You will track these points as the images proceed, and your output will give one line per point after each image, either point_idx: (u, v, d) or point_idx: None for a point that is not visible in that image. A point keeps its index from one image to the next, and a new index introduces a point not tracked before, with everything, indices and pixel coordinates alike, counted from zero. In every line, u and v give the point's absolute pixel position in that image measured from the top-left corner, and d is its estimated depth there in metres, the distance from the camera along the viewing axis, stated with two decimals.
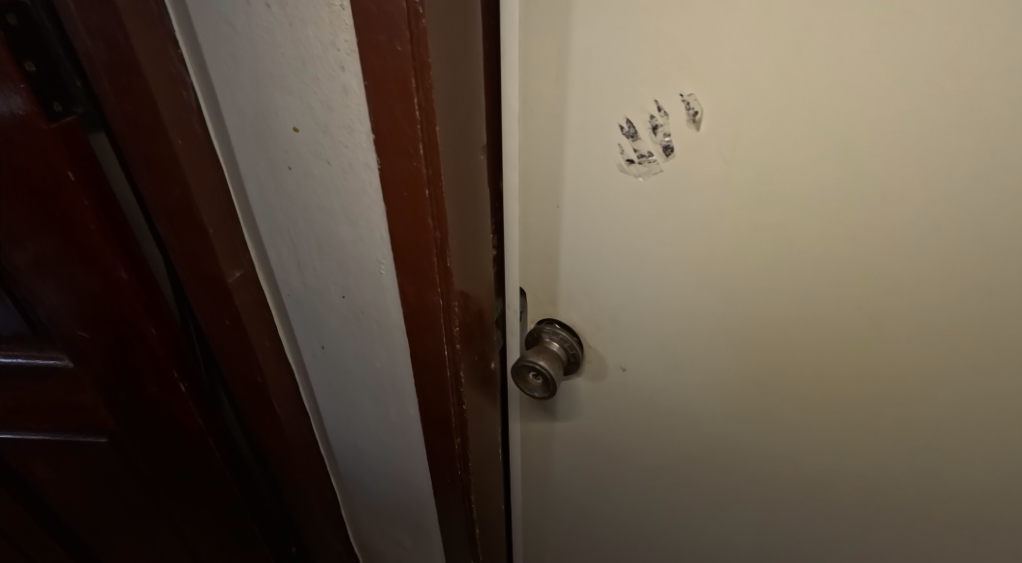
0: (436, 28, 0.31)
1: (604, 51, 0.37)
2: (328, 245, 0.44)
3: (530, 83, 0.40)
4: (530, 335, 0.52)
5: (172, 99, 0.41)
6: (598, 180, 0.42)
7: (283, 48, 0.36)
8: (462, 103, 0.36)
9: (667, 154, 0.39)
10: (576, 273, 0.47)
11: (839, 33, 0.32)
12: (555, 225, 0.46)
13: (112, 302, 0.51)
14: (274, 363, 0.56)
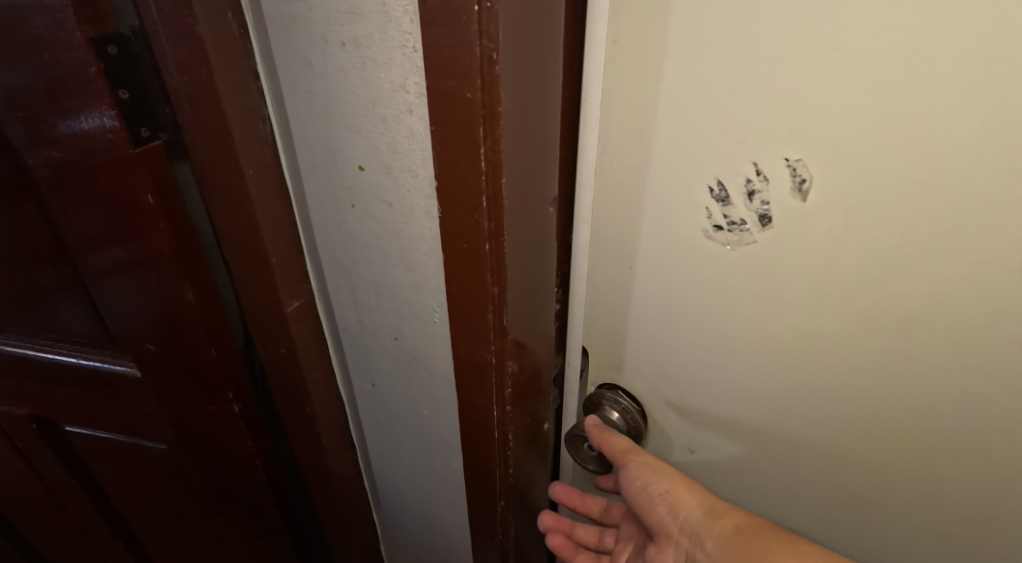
0: (510, 76, 0.29)
1: (697, 107, 0.34)
2: (385, 287, 0.43)
3: (609, 138, 0.37)
4: (588, 400, 0.48)
5: (247, 131, 0.41)
6: (680, 240, 0.38)
7: (354, 87, 0.35)
8: (533, 154, 0.33)
9: (763, 224, 0.35)
10: (646, 339, 0.43)
11: (989, 96, 0.27)
12: (627, 286, 0.42)
13: (177, 320, 0.51)
14: (324, 395, 0.55)
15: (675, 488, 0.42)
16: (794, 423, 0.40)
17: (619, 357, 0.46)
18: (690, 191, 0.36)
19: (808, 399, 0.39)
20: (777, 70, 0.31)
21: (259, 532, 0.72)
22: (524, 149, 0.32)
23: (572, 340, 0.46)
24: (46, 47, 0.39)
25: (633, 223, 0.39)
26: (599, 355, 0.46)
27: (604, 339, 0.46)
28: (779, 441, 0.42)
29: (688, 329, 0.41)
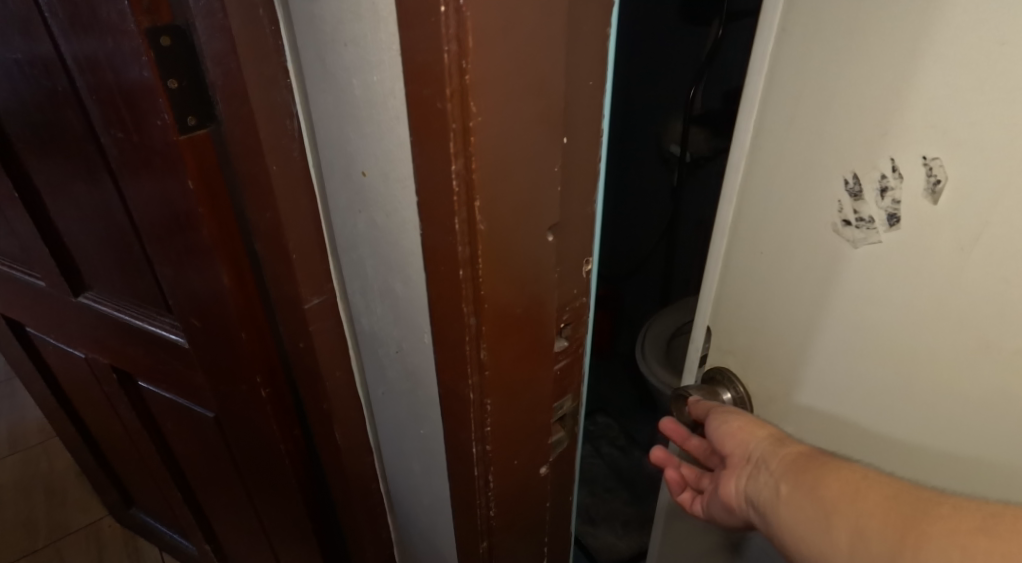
0: (488, 88, 0.25)
1: (851, 75, 0.29)
2: (387, 297, 0.41)
3: (772, 97, 0.33)
4: (706, 371, 0.44)
5: (274, 126, 0.41)
6: (810, 226, 0.34)
7: (355, 89, 0.33)
8: (531, 180, 0.29)
9: (892, 224, 0.30)
10: (761, 340, 0.39)
11: None
12: (754, 273, 0.38)
13: (215, 301, 0.53)
14: (341, 393, 0.55)
15: (747, 425, 0.37)
16: (924, 451, 0.32)
17: (744, 359, 0.41)
18: (825, 176, 0.32)
19: (953, 421, 0.31)
20: (948, 22, 0.26)
21: (286, 513, 0.74)
22: (520, 169, 0.28)
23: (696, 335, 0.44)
24: (111, 35, 0.42)
25: (771, 203, 0.35)
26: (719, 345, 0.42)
27: (728, 332, 0.41)
28: (916, 461, 0.33)
29: (804, 330, 0.36)
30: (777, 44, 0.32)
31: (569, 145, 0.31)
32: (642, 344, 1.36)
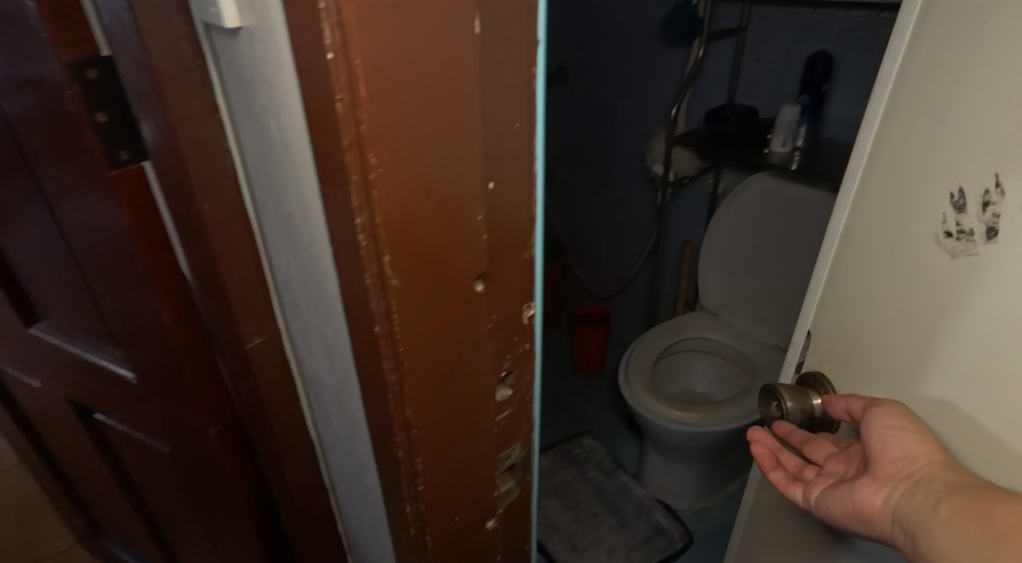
0: (388, 138, 0.23)
1: (958, 102, 0.35)
2: (323, 342, 0.39)
3: (896, 118, 0.40)
4: (803, 374, 0.51)
5: (205, 162, 0.39)
6: (916, 232, 0.39)
7: (273, 129, 0.31)
8: (452, 230, 0.28)
9: (991, 238, 0.34)
10: (861, 337, 0.44)
11: None
12: (857, 275, 0.44)
13: (159, 339, 0.51)
14: (291, 432, 0.53)
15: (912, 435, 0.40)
16: (1006, 440, 0.35)
17: (844, 355, 0.46)
18: (923, 192, 0.38)
19: None
20: None
21: (245, 550, 0.71)
22: (437, 222, 0.27)
23: (802, 320, 0.51)
24: (34, 65, 0.40)
25: (880, 214, 0.41)
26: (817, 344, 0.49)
27: (828, 331, 0.48)
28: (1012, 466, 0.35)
29: (908, 331, 0.41)
30: (899, 78, 0.39)
31: (499, 190, 0.30)
32: (626, 368, 1.37)
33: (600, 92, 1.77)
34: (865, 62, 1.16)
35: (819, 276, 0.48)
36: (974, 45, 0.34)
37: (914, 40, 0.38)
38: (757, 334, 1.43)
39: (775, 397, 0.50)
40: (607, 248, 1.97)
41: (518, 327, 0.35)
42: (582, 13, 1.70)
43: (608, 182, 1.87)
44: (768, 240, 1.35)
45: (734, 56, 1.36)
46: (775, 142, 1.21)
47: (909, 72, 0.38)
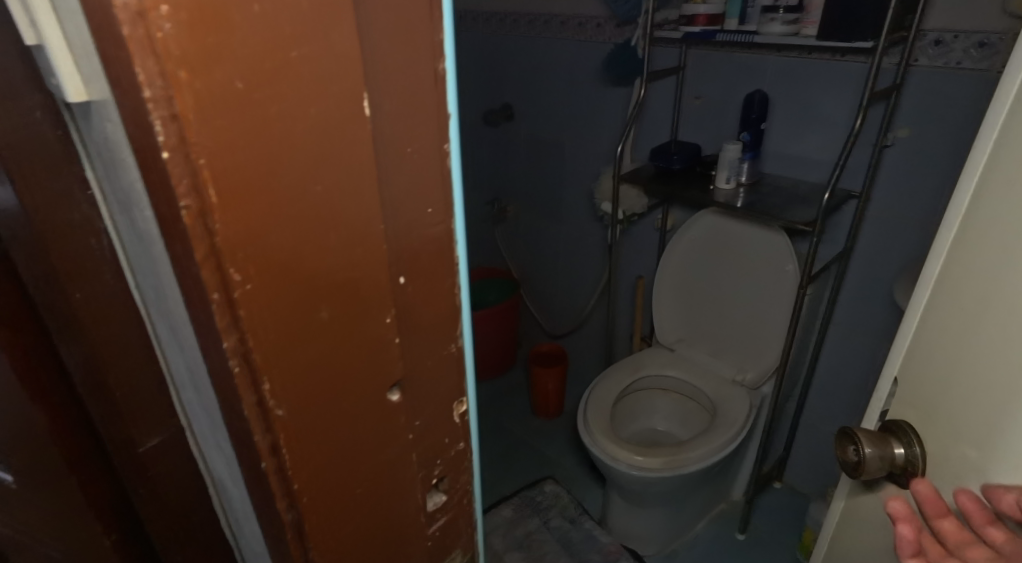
0: (255, 261, 0.23)
1: None
2: (212, 444, 0.37)
3: (991, 181, 0.43)
4: (886, 421, 0.54)
5: (76, 249, 0.35)
6: (1003, 281, 0.41)
7: (135, 219, 0.28)
8: (345, 346, 0.27)
9: None
10: (940, 382, 0.47)
11: None
12: (943, 326, 0.47)
13: (35, 443, 0.44)
14: (198, 527, 0.48)
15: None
16: None
17: (923, 402, 0.49)
18: (1003, 244, 0.41)
19: None
20: None
21: None
22: (321, 325, 0.26)
23: (891, 368, 0.54)
24: None
25: (973, 267, 0.44)
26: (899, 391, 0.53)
27: (913, 378, 0.51)
28: None
29: (990, 379, 0.42)
30: (992, 151, 0.44)
31: (407, 294, 0.28)
32: (586, 411, 1.32)
33: (547, 131, 1.77)
34: (799, 100, 1.20)
35: (908, 326, 0.52)
36: None
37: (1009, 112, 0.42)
38: (715, 368, 1.41)
39: (853, 441, 0.53)
40: (561, 285, 1.95)
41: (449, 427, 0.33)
42: (527, 54, 1.72)
43: (559, 220, 1.86)
44: (720, 274, 1.35)
45: (675, 93, 1.38)
46: (719, 179, 1.22)
47: (1002, 142, 0.43)
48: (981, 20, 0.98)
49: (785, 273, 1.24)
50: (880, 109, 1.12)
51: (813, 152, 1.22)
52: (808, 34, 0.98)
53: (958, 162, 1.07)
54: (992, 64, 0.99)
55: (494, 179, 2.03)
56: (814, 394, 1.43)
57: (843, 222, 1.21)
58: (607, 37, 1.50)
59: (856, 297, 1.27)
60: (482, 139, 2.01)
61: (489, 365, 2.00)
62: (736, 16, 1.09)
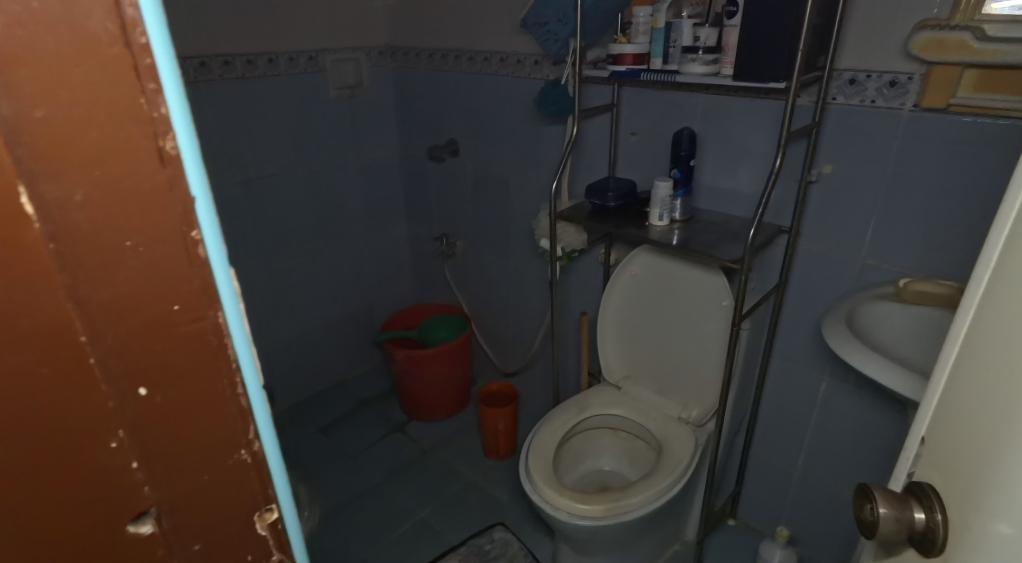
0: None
1: None
2: None
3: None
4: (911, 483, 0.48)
5: None
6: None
7: None
8: (97, 502, 0.31)
9: None
10: (967, 445, 0.41)
11: None
12: (973, 381, 0.41)
13: None
14: None
15: None
16: None
17: (949, 464, 0.43)
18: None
19: None
20: None
21: None
22: (49, 470, 0.29)
23: (918, 423, 0.49)
24: None
25: (1001, 313, 0.39)
26: (929, 453, 0.46)
27: (938, 437, 0.45)
28: None
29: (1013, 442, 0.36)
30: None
31: (170, 442, 0.32)
32: (527, 459, 1.28)
33: (491, 166, 1.76)
34: (727, 136, 1.23)
35: (942, 377, 0.47)
36: None
37: None
38: (660, 405, 1.38)
39: (870, 499, 0.49)
40: (510, 321, 1.92)
41: (251, 527, 0.38)
42: (469, 91, 1.72)
43: (507, 255, 1.83)
44: (661, 310, 1.34)
45: (611, 129, 1.39)
46: (653, 217, 1.22)
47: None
48: (888, 62, 1.04)
49: (721, 309, 1.23)
50: (802, 147, 1.17)
51: (744, 186, 1.24)
52: (728, 72, 1.08)
53: (879, 196, 1.12)
54: (903, 102, 1.05)
55: (441, 214, 2.00)
56: (761, 427, 1.42)
57: (776, 258, 1.26)
58: (544, 74, 1.50)
59: (794, 328, 1.29)
60: (429, 175, 1.98)
61: (439, 405, 1.94)
62: (660, 56, 1.18)
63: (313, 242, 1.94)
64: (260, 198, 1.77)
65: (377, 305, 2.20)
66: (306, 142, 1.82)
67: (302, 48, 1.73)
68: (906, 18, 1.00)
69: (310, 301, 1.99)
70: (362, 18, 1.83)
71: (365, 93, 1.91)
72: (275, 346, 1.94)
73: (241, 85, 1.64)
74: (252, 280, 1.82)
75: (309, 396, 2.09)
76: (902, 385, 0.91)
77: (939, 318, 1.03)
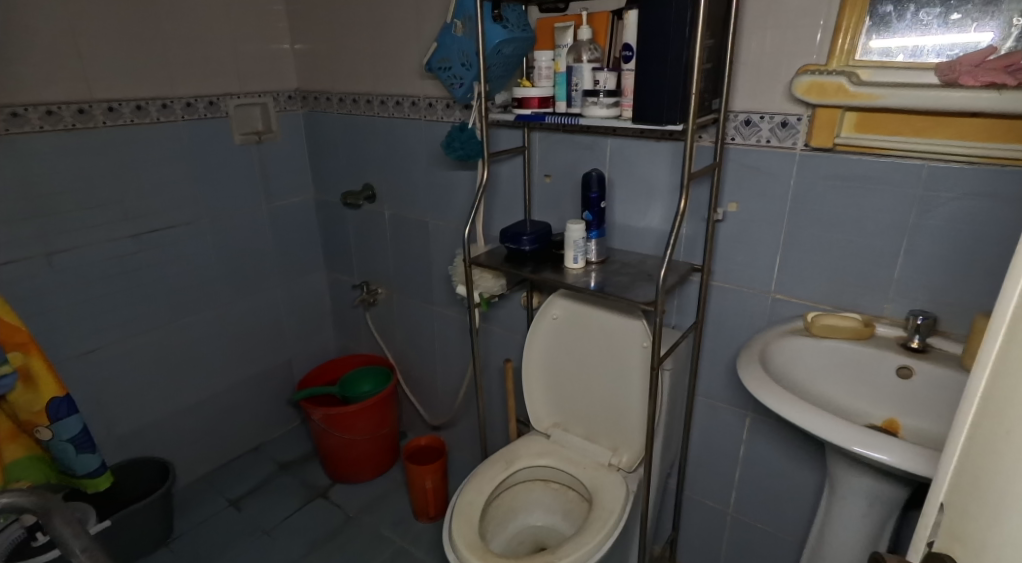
0: None
1: None
2: None
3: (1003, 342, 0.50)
4: (935, 550, 0.57)
5: None
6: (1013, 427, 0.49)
7: None
8: None
9: None
10: (983, 516, 0.51)
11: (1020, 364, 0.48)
12: (993, 465, 0.51)
13: None
14: None
15: None
16: None
17: (974, 534, 0.52)
18: None
19: None
20: None
21: None
22: None
23: (933, 496, 0.58)
24: None
25: (998, 410, 0.51)
26: (952, 519, 0.55)
27: (960, 511, 0.54)
28: None
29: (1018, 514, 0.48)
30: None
31: None
32: (450, 522, 1.20)
33: (408, 211, 1.70)
34: (635, 176, 1.23)
35: (950, 456, 0.56)
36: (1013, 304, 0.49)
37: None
38: (590, 452, 1.33)
39: None
40: (436, 370, 1.85)
41: None
42: (382, 136, 1.67)
43: (430, 302, 1.77)
44: (583, 353, 1.30)
45: (524, 172, 1.38)
46: (568, 259, 1.21)
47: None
48: (777, 104, 1.09)
49: (642, 350, 1.21)
50: (706, 187, 1.20)
51: (656, 224, 1.24)
52: (628, 114, 1.11)
53: (783, 231, 1.15)
54: (795, 142, 1.09)
55: (361, 261, 1.92)
56: (691, 466, 1.39)
57: (692, 296, 1.27)
58: (456, 117, 1.48)
59: (714, 363, 1.29)
60: (346, 221, 1.90)
61: (365, 465, 1.82)
62: (564, 99, 1.21)
63: (222, 295, 1.81)
64: (156, 252, 1.64)
65: (295, 361, 2.07)
66: (209, 191, 1.71)
67: (201, 93, 1.64)
68: (790, 64, 1.06)
69: (219, 361, 1.84)
70: (268, 61, 1.77)
71: (275, 139, 1.83)
72: (179, 412, 1.78)
73: (132, 132, 1.53)
74: (149, 342, 1.67)
75: (220, 465, 1.92)
76: (810, 422, 0.93)
77: (848, 350, 1.07)
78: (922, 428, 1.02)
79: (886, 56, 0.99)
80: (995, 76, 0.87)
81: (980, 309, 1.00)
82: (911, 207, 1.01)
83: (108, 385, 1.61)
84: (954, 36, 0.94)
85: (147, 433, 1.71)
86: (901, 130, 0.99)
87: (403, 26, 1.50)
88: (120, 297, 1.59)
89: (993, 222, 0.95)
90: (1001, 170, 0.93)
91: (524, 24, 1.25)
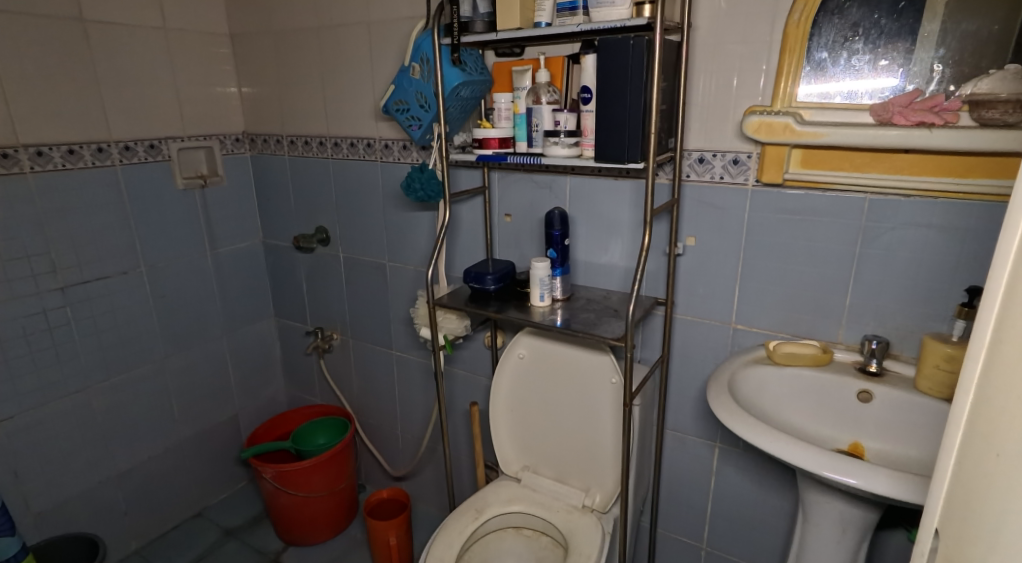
0: None
1: (1014, 360, 0.49)
2: None
3: (983, 371, 0.53)
4: None
5: None
6: (998, 454, 0.51)
7: None
8: None
9: None
10: (980, 543, 0.52)
11: (1003, 394, 0.50)
12: (984, 492, 0.52)
13: None
14: None
15: None
16: None
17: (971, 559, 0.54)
18: (1013, 423, 0.49)
19: None
20: None
21: None
22: None
23: (928, 522, 0.60)
24: None
25: (982, 436, 0.53)
26: (948, 546, 0.57)
27: (956, 537, 0.56)
28: None
29: (1012, 541, 0.49)
30: (997, 325, 0.51)
31: None
32: None
33: (364, 254, 1.66)
34: (596, 214, 1.25)
35: (940, 482, 0.58)
36: (993, 335, 0.52)
37: (999, 316, 0.51)
38: (562, 494, 1.30)
39: None
40: (394, 417, 1.78)
41: None
42: (335, 177, 1.64)
43: (388, 346, 1.71)
44: (551, 392, 1.29)
45: (483, 212, 1.38)
46: (534, 297, 1.20)
47: (1006, 319, 0.50)
48: (728, 142, 1.14)
49: (611, 386, 1.21)
50: (665, 223, 1.23)
51: (617, 260, 1.26)
52: (588, 153, 1.13)
53: (739, 264, 1.19)
54: (747, 178, 1.14)
55: (313, 306, 1.85)
56: (663, 501, 1.38)
57: (655, 329, 1.29)
58: (413, 158, 1.48)
59: (680, 396, 1.31)
60: (297, 266, 1.84)
61: (320, 524, 1.70)
62: (524, 139, 1.23)
63: (161, 347, 1.69)
64: (88, 306, 1.52)
65: (242, 415, 1.95)
66: (147, 239, 1.62)
67: (139, 136, 1.57)
68: (738, 105, 1.11)
69: (156, 421, 1.71)
70: (213, 104, 1.71)
71: (220, 183, 1.76)
72: (110, 480, 1.62)
73: (62, 177, 1.43)
74: (76, 404, 1.53)
75: (158, 535, 1.76)
76: (784, 449, 0.94)
77: (809, 377, 1.10)
78: (884, 450, 1.05)
79: (825, 98, 1.05)
80: (923, 115, 0.95)
81: (926, 331, 1.06)
82: (856, 237, 1.07)
83: (27, 455, 1.46)
84: (883, 81, 1.01)
85: (73, 505, 1.56)
86: (842, 166, 1.05)
87: (357, 69, 1.49)
88: (44, 356, 1.46)
89: (932, 251, 1.02)
90: (934, 202, 1.00)
91: (481, 68, 1.27)
